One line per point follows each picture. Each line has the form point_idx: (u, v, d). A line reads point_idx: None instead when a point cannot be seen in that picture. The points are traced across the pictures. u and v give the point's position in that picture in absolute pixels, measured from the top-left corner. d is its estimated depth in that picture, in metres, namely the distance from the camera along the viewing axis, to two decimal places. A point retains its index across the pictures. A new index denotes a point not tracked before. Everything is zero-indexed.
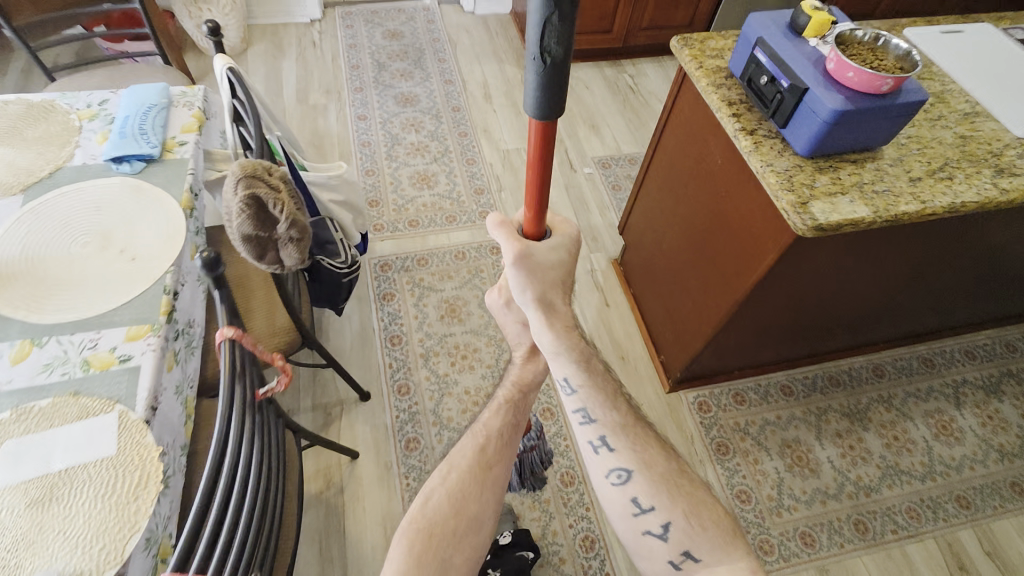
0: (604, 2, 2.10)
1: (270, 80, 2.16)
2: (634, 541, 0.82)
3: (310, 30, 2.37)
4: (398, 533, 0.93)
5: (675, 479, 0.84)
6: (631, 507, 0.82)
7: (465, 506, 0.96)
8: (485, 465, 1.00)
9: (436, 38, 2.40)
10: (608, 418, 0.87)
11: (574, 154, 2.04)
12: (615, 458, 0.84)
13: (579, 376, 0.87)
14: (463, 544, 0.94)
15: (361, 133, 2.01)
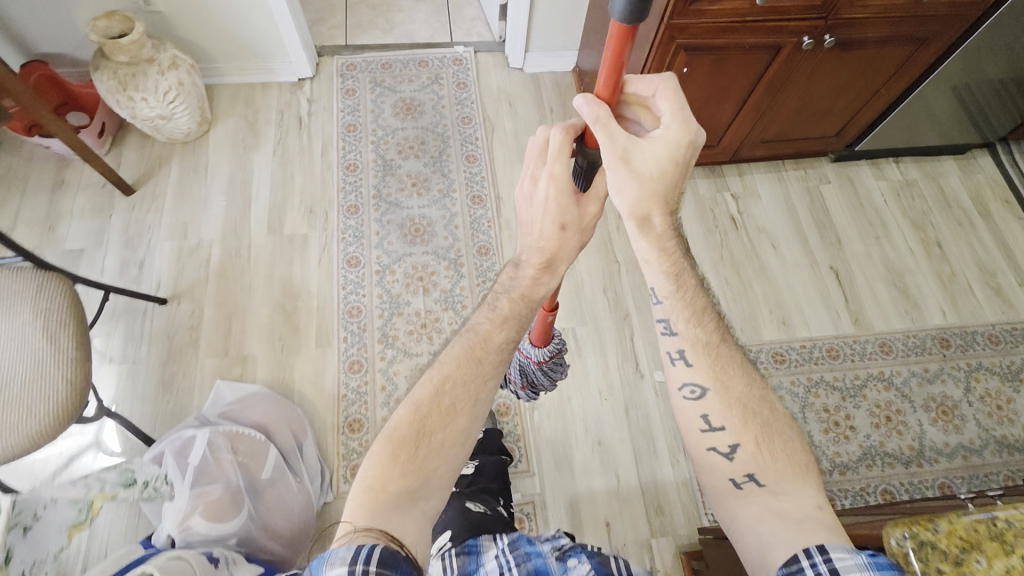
0: (714, 117, 1.43)
1: (237, 186, 1.58)
2: (700, 461, 0.67)
3: (297, 97, 1.73)
4: (377, 438, 0.64)
5: (760, 408, 0.67)
6: (702, 425, 0.67)
7: (458, 405, 0.66)
8: (477, 365, 0.68)
9: (466, 117, 1.74)
10: (693, 334, 0.71)
11: (643, 343, 1.46)
12: (693, 374, 0.69)
13: (666, 287, 0.71)
14: (453, 454, 0.64)
15: (349, 291, 1.46)
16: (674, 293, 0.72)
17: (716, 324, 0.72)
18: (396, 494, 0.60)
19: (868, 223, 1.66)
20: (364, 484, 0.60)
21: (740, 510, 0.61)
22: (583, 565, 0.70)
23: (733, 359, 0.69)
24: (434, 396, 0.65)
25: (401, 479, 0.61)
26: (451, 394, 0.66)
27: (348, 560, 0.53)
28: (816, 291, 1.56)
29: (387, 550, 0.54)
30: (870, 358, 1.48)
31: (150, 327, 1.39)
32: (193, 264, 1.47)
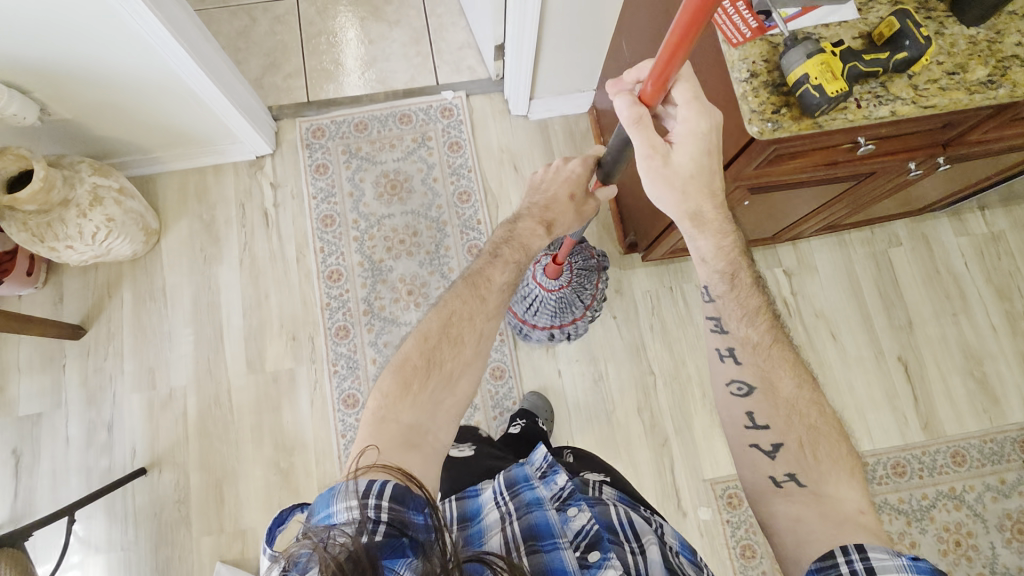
0: (777, 221, 1.13)
1: (203, 311, 1.35)
2: (743, 456, 0.73)
3: (257, 181, 1.43)
4: (392, 371, 0.81)
5: (808, 411, 0.71)
6: (747, 422, 0.73)
7: (462, 343, 0.85)
8: (479, 303, 0.89)
9: (463, 192, 1.45)
10: (744, 334, 0.77)
11: (684, 471, 1.30)
12: (741, 372, 0.75)
13: (720, 286, 0.79)
14: (456, 387, 0.83)
15: (349, 439, 1.28)
16: (725, 293, 0.79)
17: (769, 325, 0.77)
18: (407, 423, 0.76)
19: (945, 297, 1.42)
20: (381, 410, 0.77)
21: (781, 506, 0.67)
22: (584, 515, 0.76)
23: (789, 359, 0.75)
24: (442, 332, 0.84)
25: (410, 409, 0.78)
26: (458, 328, 0.86)
27: (359, 491, 0.62)
28: (881, 391, 1.36)
29: (396, 487, 0.62)
30: (941, 474, 1.31)
31: (133, 504, 1.25)
32: (167, 419, 1.28)
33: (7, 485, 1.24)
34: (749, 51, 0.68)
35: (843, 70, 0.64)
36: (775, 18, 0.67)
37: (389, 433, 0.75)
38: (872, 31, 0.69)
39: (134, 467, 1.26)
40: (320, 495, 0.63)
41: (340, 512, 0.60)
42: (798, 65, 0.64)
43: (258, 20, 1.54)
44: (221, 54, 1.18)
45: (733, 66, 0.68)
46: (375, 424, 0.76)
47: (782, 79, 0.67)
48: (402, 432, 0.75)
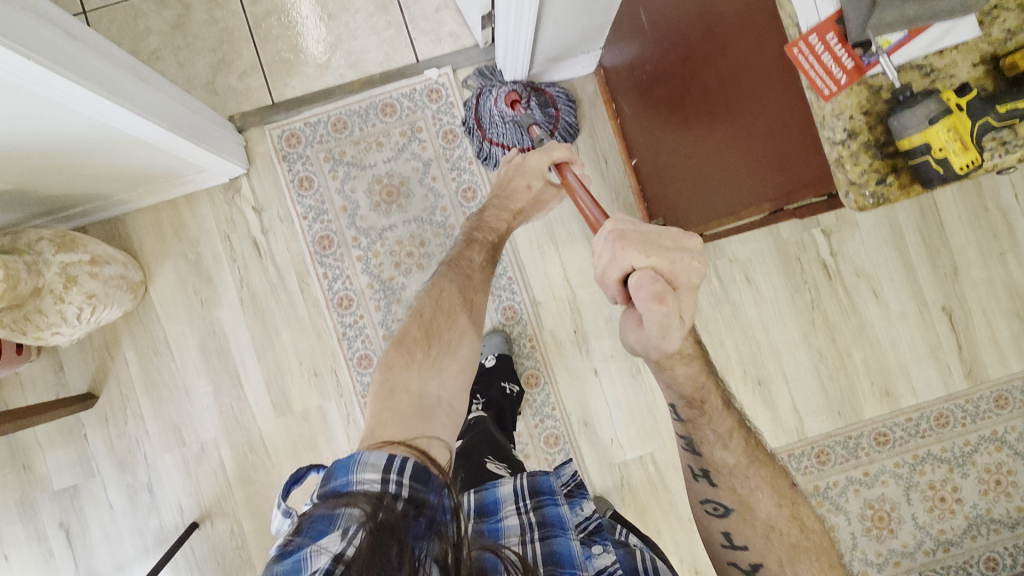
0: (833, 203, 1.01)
1: (214, 359, 1.27)
2: (726, 571, 0.78)
3: (238, 207, 1.29)
4: (391, 348, 0.88)
5: (787, 529, 0.73)
6: (724, 541, 0.77)
7: (456, 315, 0.92)
8: (466, 281, 0.98)
9: (467, 188, 1.30)
10: (718, 459, 0.77)
11: None
12: (716, 492, 0.77)
13: (689, 411, 0.78)
14: (457, 353, 0.90)
15: None
16: (696, 418, 0.78)
17: (744, 448, 0.77)
18: (418, 389, 0.83)
19: (993, 235, 1.32)
20: (388, 374, 0.84)
21: None
22: (608, 555, 0.75)
23: (769, 479, 0.76)
24: (436, 307, 0.92)
25: (414, 372, 0.84)
26: (452, 300, 0.94)
27: (381, 466, 0.65)
28: (925, 345, 1.32)
29: (418, 466, 0.65)
30: (983, 419, 1.31)
31: (194, 556, 1.26)
32: (205, 473, 1.27)
33: (66, 557, 1.25)
34: (844, 102, 0.55)
35: (967, 129, 0.51)
36: (876, 53, 0.53)
37: (400, 401, 0.80)
38: (998, 53, 0.54)
39: (185, 522, 1.26)
40: (341, 463, 0.65)
41: (363, 481, 0.62)
42: (917, 129, 0.51)
43: (192, 5, 1.29)
44: (157, 83, 1.01)
45: (826, 122, 0.56)
46: (388, 394, 0.81)
47: (888, 136, 0.54)
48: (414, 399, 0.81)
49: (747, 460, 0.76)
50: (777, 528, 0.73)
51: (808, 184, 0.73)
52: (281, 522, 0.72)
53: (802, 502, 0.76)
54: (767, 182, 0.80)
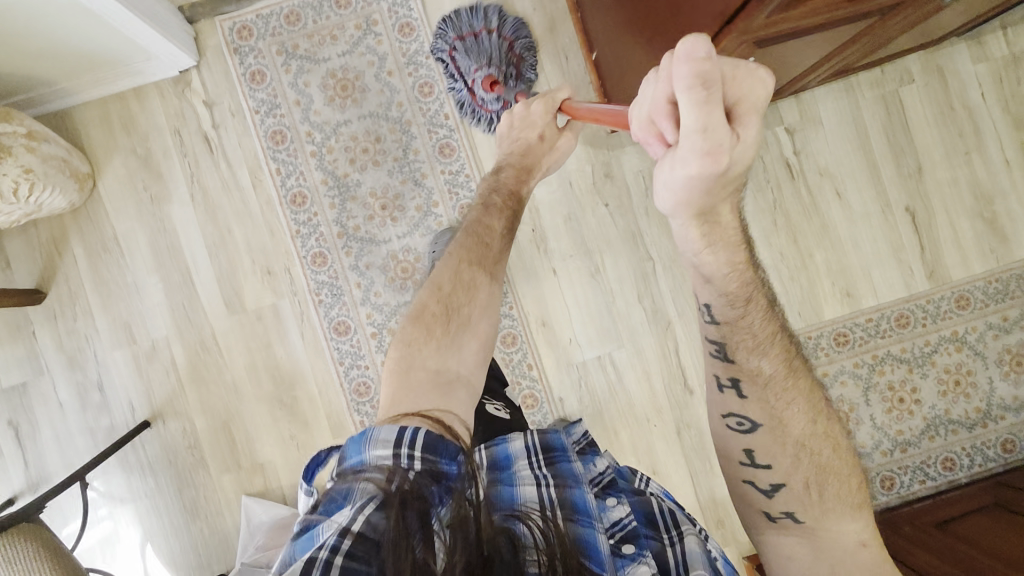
0: (795, 67, 0.99)
1: (164, 257, 1.25)
2: (738, 486, 0.75)
3: (188, 102, 1.25)
4: (409, 318, 0.79)
5: (821, 448, 0.69)
6: (744, 459, 0.72)
7: (477, 286, 0.80)
8: (485, 249, 0.86)
9: (424, 83, 1.27)
10: (753, 368, 0.69)
11: (690, 352, 1.30)
12: (745, 407, 0.71)
13: (727, 311, 0.69)
14: (478, 329, 0.78)
15: (349, 365, 1.26)
16: (733, 320, 0.69)
17: (783, 355, 0.70)
18: (435, 365, 0.72)
19: (958, 135, 1.31)
20: (404, 347, 0.74)
21: (774, 540, 0.71)
22: (623, 506, 0.71)
23: (806, 393, 0.70)
24: (454, 279, 0.81)
25: (432, 350, 0.73)
26: (469, 272, 0.82)
27: (392, 441, 0.61)
28: (887, 246, 1.31)
29: (430, 435, 0.61)
30: (944, 319, 1.30)
31: (147, 455, 1.26)
32: (157, 371, 1.25)
33: (15, 454, 1.24)
34: None
35: None
36: None
37: (415, 379, 0.71)
38: None
39: (136, 421, 1.25)
40: (354, 440, 0.63)
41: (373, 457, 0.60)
42: None
43: None
44: None
45: None
46: (401, 373, 0.72)
47: None
48: (431, 376, 0.70)
49: (787, 373, 0.69)
50: (807, 445, 0.69)
51: None
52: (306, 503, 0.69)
53: (834, 418, 0.71)
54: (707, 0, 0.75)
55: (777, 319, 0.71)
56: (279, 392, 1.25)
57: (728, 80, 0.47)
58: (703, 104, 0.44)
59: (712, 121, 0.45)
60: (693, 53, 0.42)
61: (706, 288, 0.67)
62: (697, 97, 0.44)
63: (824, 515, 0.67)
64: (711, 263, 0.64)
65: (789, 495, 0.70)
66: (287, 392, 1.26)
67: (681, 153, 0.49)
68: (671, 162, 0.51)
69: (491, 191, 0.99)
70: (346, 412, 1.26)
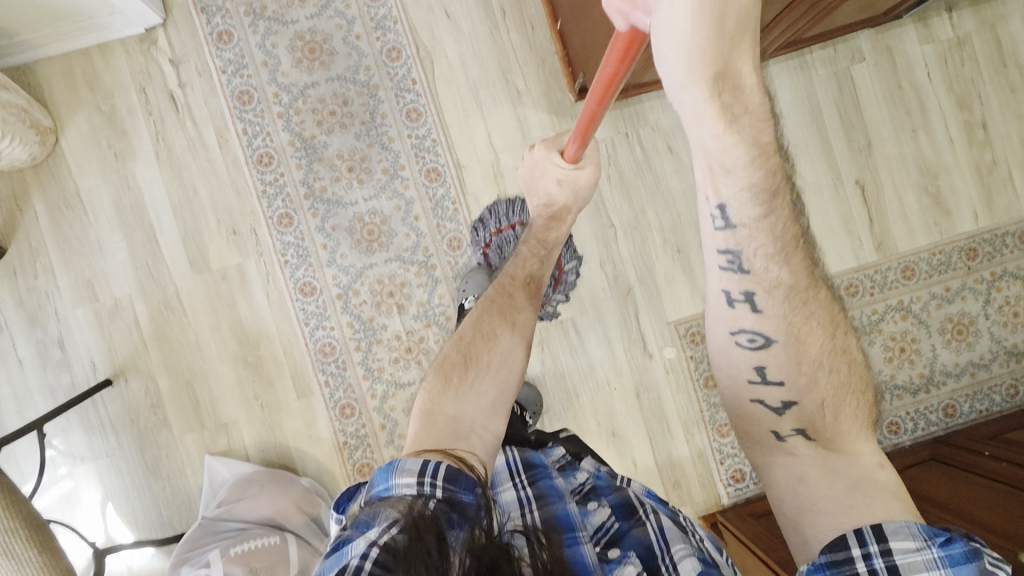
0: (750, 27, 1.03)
1: (128, 214, 1.25)
2: (742, 409, 0.71)
3: (153, 60, 1.25)
4: (432, 370, 0.84)
5: (836, 363, 0.66)
6: (755, 378, 0.68)
7: (497, 336, 0.86)
8: (508, 303, 0.92)
9: (392, 48, 1.29)
10: (773, 277, 0.63)
11: (649, 317, 1.33)
12: (758, 323, 0.66)
13: (751, 212, 0.60)
14: (496, 374, 0.82)
15: (314, 325, 1.27)
16: (753, 223, 0.61)
17: (805, 263, 0.64)
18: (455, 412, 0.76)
19: (906, 113, 1.38)
20: (427, 405, 0.78)
21: (781, 462, 0.68)
22: (603, 511, 0.76)
23: (827, 312, 0.66)
24: (475, 329, 0.87)
25: (450, 395, 0.78)
26: (490, 324, 0.88)
27: (416, 472, 0.64)
28: (838, 218, 1.37)
29: (451, 467, 0.64)
30: (891, 289, 1.37)
31: (107, 414, 1.24)
32: (119, 330, 1.24)
33: None
34: None
35: None
36: None
37: (435, 423, 0.75)
38: None
39: (97, 380, 1.24)
40: (381, 470, 0.66)
41: (398, 486, 0.63)
42: None
43: None
44: None
45: None
46: (423, 417, 0.77)
47: None
48: (450, 423, 0.75)
49: (806, 283, 0.65)
50: (823, 364, 0.66)
51: None
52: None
53: (850, 333, 0.68)
54: None
55: (801, 224, 0.63)
56: (242, 351, 1.26)
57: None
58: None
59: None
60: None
61: (728, 180, 0.59)
62: None
63: (838, 434, 0.66)
64: (733, 150, 0.57)
65: (800, 414, 0.67)
66: (251, 352, 1.26)
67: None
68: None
69: (520, 240, 1.04)
70: (309, 373, 1.27)
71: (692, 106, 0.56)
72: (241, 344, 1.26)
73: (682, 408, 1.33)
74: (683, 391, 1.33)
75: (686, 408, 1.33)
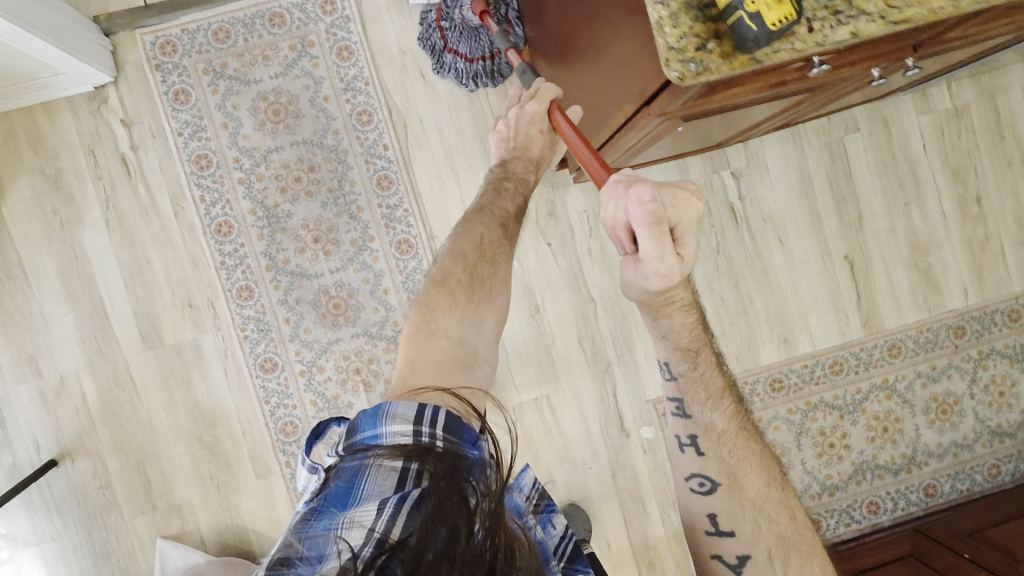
0: (740, 126, 0.96)
1: (76, 287, 1.17)
2: (707, 564, 0.71)
3: (104, 120, 1.16)
4: (432, 284, 0.81)
5: (779, 516, 0.68)
6: (709, 528, 0.70)
7: (498, 262, 0.84)
8: (502, 232, 0.88)
9: (363, 111, 1.21)
10: (707, 422, 0.73)
11: (628, 395, 1.29)
12: (704, 466, 0.72)
13: (682, 365, 0.75)
14: (495, 303, 0.84)
15: (274, 404, 1.21)
16: (688, 373, 0.74)
17: (735, 413, 0.74)
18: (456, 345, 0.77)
19: (899, 186, 1.32)
20: (428, 326, 0.77)
21: None
22: None
23: (759, 456, 0.71)
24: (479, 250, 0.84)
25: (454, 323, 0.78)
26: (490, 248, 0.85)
27: (411, 417, 0.62)
28: (825, 294, 1.32)
29: (451, 415, 0.63)
30: (876, 367, 1.33)
31: (53, 496, 1.18)
32: (66, 408, 1.18)
33: None
34: None
35: None
36: None
37: (438, 349, 0.75)
38: None
39: (42, 460, 1.18)
40: (368, 415, 0.63)
41: (390, 434, 0.61)
42: None
43: None
44: None
45: None
46: (421, 340, 0.76)
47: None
48: (451, 353, 0.76)
49: (740, 429, 0.73)
50: (766, 514, 0.68)
51: (653, 66, 0.64)
52: (308, 479, 0.67)
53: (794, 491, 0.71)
54: (626, 81, 0.71)
55: (728, 379, 0.76)
56: (195, 430, 1.21)
57: (668, 209, 0.59)
58: (659, 235, 0.58)
59: (665, 250, 0.59)
60: (641, 198, 0.56)
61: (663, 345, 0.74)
62: (654, 223, 0.57)
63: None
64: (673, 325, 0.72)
65: (754, 567, 0.67)
66: (206, 433, 1.21)
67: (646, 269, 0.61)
68: (641, 271, 0.62)
69: (500, 179, 0.93)
70: (266, 453, 1.22)
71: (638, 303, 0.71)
72: (195, 421, 1.20)
73: (659, 485, 1.30)
74: (659, 470, 1.30)
75: (662, 485, 1.30)
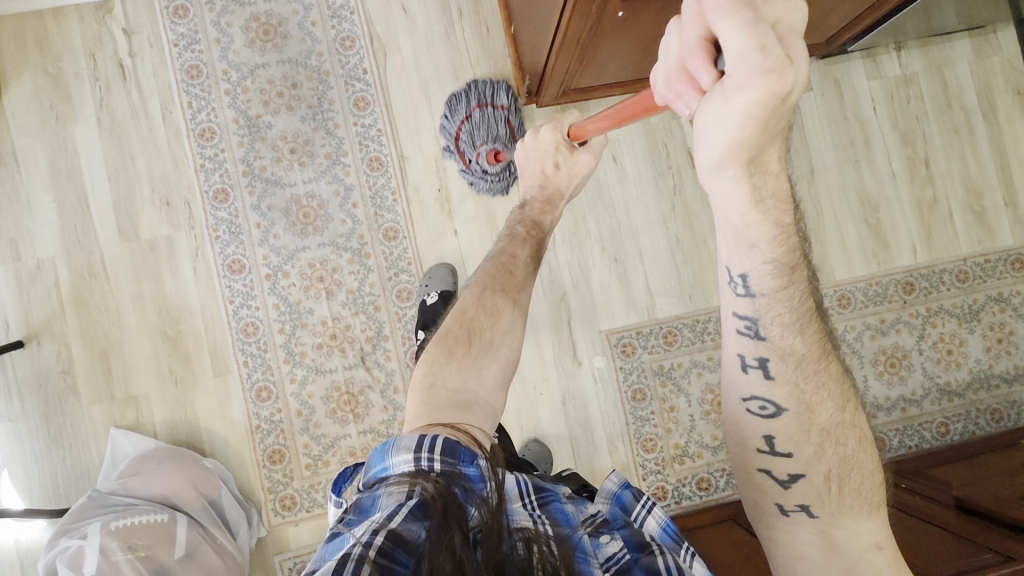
0: None
1: (62, 177, 1.24)
2: (752, 477, 0.66)
3: (107, 27, 1.26)
4: (436, 342, 0.81)
5: (847, 440, 0.62)
6: (763, 447, 0.64)
7: (499, 313, 0.83)
8: (509, 278, 0.88)
9: (346, 37, 1.30)
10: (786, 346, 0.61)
11: (583, 325, 1.32)
12: (770, 389, 0.62)
13: (769, 281, 0.58)
14: (499, 353, 0.80)
15: (239, 304, 1.25)
16: (774, 290, 0.59)
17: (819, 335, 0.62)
18: (457, 391, 0.74)
19: (849, 144, 1.40)
20: (427, 380, 0.76)
21: (784, 537, 0.64)
22: (616, 541, 0.62)
23: (837, 380, 0.62)
24: (478, 304, 0.83)
25: (453, 372, 0.76)
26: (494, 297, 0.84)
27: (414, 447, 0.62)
28: None
29: (448, 440, 0.61)
30: None
31: (15, 376, 1.21)
32: (39, 292, 1.23)
33: None
34: None
35: None
36: None
37: (437, 398, 0.72)
38: None
39: (9, 339, 1.22)
40: (378, 451, 0.64)
41: (396, 463, 0.60)
42: None
43: None
44: None
45: None
46: (424, 391, 0.74)
47: None
48: (453, 395, 0.73)
49: (820, 354, 0.61)
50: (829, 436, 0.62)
51: None
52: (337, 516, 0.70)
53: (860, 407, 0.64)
54: None
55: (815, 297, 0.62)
56: (159, 325, 1.24)
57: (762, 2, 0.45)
58: (754, 22, 0.44)
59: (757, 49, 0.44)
60: None
61: (751, 254, 0.57)
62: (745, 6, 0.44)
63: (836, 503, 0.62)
64: (757, 228, 0.56)
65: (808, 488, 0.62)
66: (169, 328, 1.24)
67: (731, 89, 0.47)
68: (724, 94, 0.48)
69: (516, 224, 0.99)
70: (225, 353, 1.24)
71: (720, 187, 0.55)
72: (160, 316, 1.24)
73: (609, 417, 1.31)
74: (611, 401, 1.31)
75: (613, 417, 1.31)
